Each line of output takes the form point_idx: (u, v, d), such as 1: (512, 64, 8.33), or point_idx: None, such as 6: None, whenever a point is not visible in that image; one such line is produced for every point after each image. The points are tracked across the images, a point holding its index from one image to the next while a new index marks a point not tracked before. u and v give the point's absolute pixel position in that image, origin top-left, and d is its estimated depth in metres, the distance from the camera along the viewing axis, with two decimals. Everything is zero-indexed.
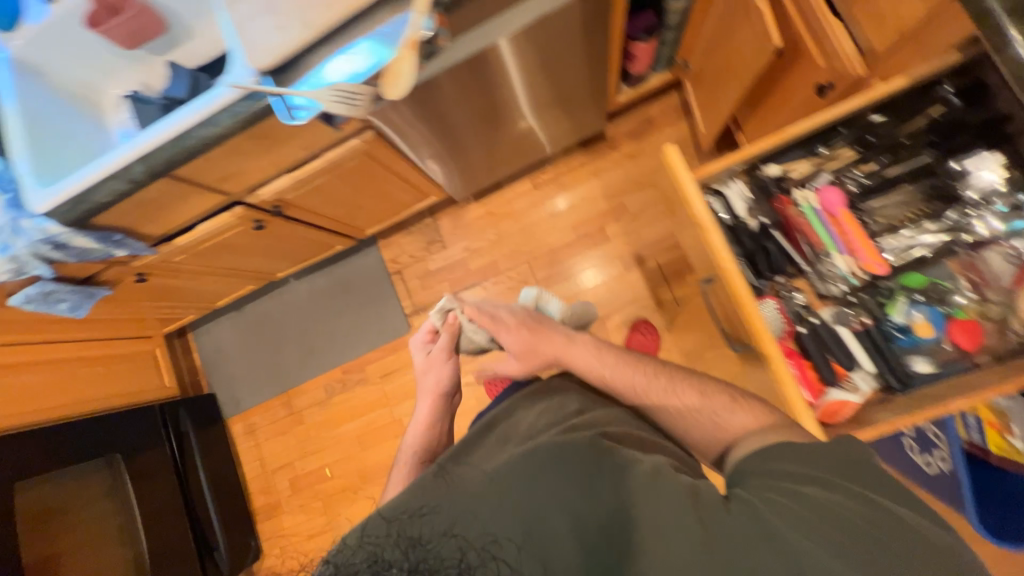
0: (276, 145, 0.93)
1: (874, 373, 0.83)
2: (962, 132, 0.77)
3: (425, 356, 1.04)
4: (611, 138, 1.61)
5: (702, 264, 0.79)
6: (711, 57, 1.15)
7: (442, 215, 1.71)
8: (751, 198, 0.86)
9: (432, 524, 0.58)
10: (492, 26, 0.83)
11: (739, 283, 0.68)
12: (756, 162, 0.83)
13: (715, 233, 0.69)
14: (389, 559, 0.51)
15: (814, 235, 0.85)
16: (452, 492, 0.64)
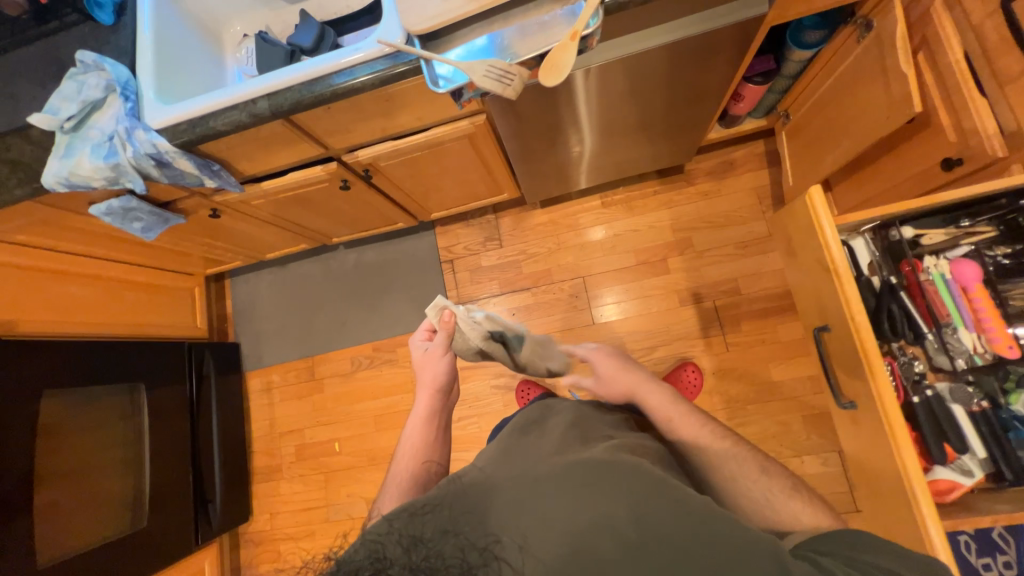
0: (395, 110, 0.94)
1: (986, 459, 0.81)
2: None
3: (421, 353, 0.97)
4: (689, 173, 1.61)
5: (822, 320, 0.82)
6: (822, 112, 1.15)
7: (504, 214, 1.71)
8: (878, 257, 0.90)
9: (432, 522, 0.53)
10: (638, 36, 0.84)
11: (869, 337, 0.78)
12: (892, 221, 0.88)
13: (849, 282, 0.81)
14: (389, 557, 0.47)
15: (941, 306, 0.85)
16: (457, 491, 0.58)
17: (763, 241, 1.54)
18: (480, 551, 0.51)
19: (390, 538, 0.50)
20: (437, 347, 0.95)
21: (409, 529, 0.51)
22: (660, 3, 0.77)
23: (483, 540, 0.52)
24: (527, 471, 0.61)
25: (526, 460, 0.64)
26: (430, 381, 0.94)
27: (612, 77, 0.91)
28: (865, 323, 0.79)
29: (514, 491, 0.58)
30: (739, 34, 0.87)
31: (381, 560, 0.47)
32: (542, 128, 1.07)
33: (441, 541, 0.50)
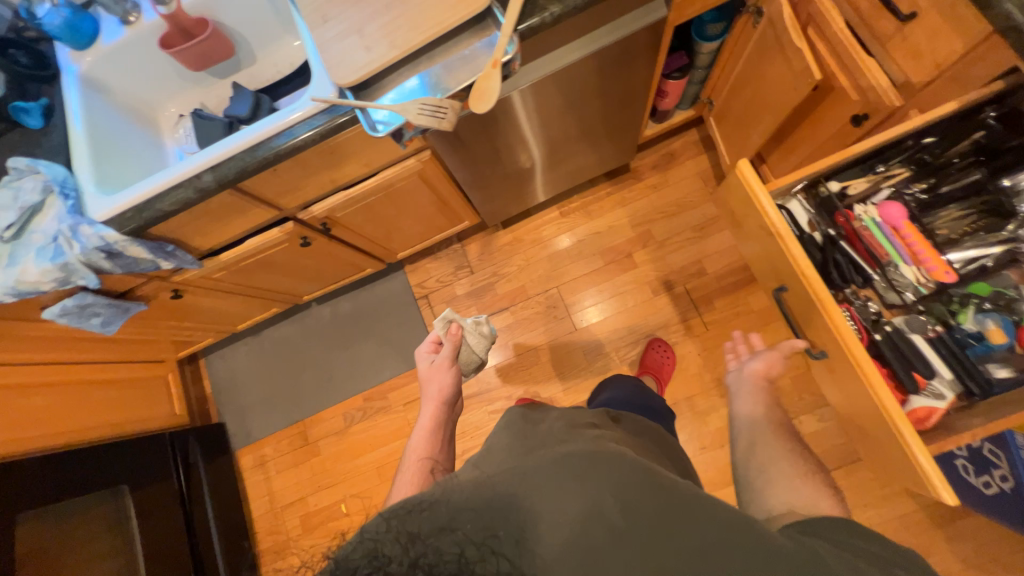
0: (342, 160, 0.96)
1: (952, 380, 0.85)
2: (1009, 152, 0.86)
3: (427, 365, 0.98)
4: (636, 170, 1.68)
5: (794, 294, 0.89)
6: (740, 93, 1.24)
7: (469, 241, 1.74)
8: (813, 212, 0.95)
9: (429, 518, 0.51)
10: (555, 54, 0.90)
11: (826, 297, 0.83)
12: (818, 179, 0.94)
13: (793, 243, 0.86)
14: (388, 556, 0.46)
15: (877, 247, 0.91)
16: (455, 489, 0.56)
17: (717, 220, 1.61)
18: (479, 545, 0.49)
19: (385, 537, 0.48)
20: (446, 358, 0.97)
21: (407, 526, 0.49)
22: (569, 22, 0.83)
23: (480, 534, 0.50)
24: (521, 468, 0.60)
25: (520, 458, 0.63)
26: (437, 393, 0.93)
27: (541, 95, 0.96)
28: (816, 279, 0.84)
29: (509, 487, 0.56)
30: (647, 37, 0.93)
31: (380, 561, 0.45)
32: (486, 154, 1.11)
33: (438, 537, 0.48)
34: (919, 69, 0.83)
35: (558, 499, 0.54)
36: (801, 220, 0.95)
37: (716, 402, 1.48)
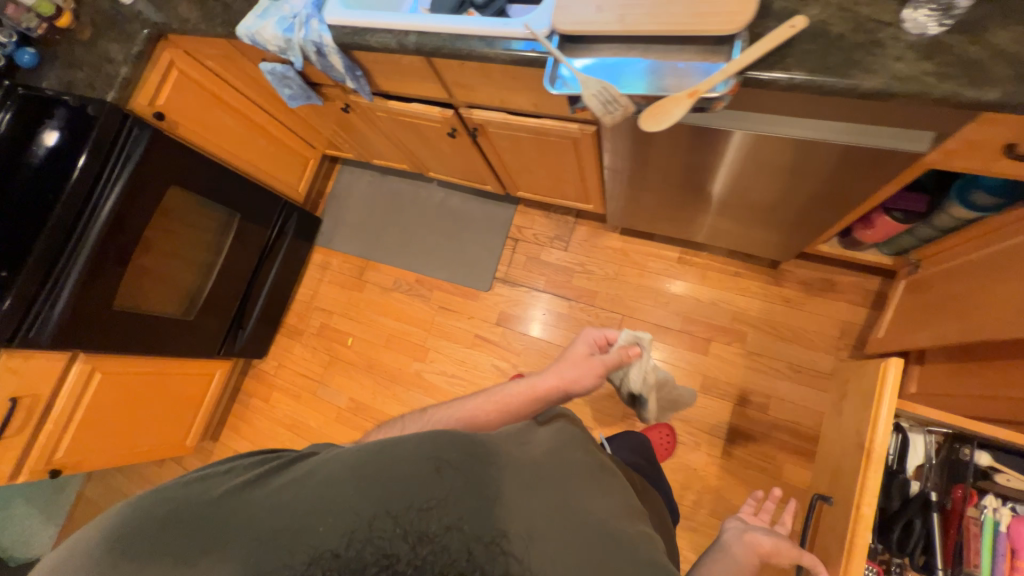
0: (517, 88, 0.99)
1: None
2: None
3: (586, 350, 0.98)
4: (783, 273, 1.48)
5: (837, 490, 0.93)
6: (952, 281, 1.01)
7: (583, 222, 1.72)
8: (933, 464, 0.92)
9: (435, 516, 0.60)
10: (780, 119, 0.79)
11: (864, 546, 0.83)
12: (968, 437, 0.89)
13: (873, 472, 0.83)
14: (395, 554, 0.57)
15: (969, 550, 0.83)
16: (466, 480, 0.64)
17: (821, 376, 1.40)
18: (485, 545, 0.59)
19: (393, 535, 0.59)
20: (603, 360, 0.95)
21: (416, 523, 0.60)
22: (808, 96, 0.72)
23: (487, 534, 0.60)
24: (522, 477, 0.67)
25: (526, 465, 0.69)
26: (572, 378, 0.92)
27: (726, 146, 0.87)
28: (867, 518, 0.81)
29: (507, 497, 0.64)
30: (884, 164, 0.78)
31: (388, 559, 0.57)
32: (646, 162, 1.06)
33: (446, 536, 0.59)
34: None
35: (551, 526, 0.62)
36: (911, 460, 0.94)
37: None
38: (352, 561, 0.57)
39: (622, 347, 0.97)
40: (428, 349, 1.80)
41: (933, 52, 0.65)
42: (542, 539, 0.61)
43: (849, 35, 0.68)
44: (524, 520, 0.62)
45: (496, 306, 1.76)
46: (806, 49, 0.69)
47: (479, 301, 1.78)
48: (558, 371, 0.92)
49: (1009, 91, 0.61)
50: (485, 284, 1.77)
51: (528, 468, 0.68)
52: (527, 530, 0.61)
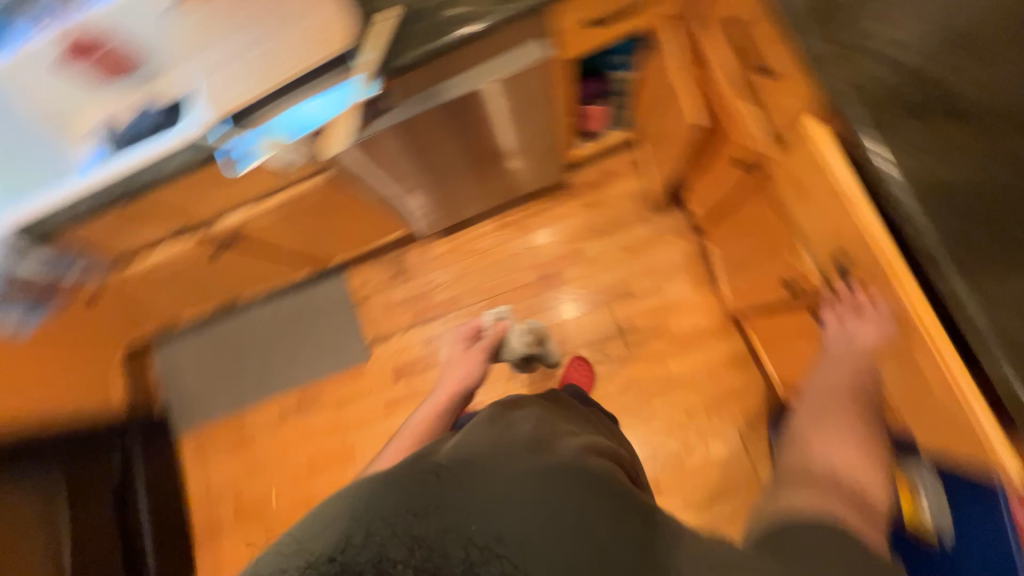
0: (234, 181, 0.99)
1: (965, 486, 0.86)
2: None
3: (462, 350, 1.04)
4: (573, 187, 1.67)
5: (834, 235, 0.77)
6: (657, 122, 1.22)
7: (408, 249, 1.76)
8: None
9: (431, 521, 0.48)
10: (443, 86, 0.90)
11: (900, 263, 0.65)
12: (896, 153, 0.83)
13: (852, 188, 0.68)
14: (391, 560, 0.45)
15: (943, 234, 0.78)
16: (464, 483, 0.53)
17: (651, 240, 1.60)
18: (483, 548, 0.46)
19: (387, 538, 0.47)
20: (481, 347, 1.04)
21: (412, 528, 0.48)
22: (440, 60, 0.84)
23: (485, 536, 0.47)
24: (536, 473, 0.54)
25: (542, 455, 0.58)
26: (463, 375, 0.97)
27: (429, 125, 0.96)
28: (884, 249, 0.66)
29: (522, 488, 0.52)
30: (540, 74, 0.94)
31: (380, 565, 0.45)
32: (397, 171, 1.11)
33: (444, 539, 0.47)
34: (781, 123, 0.82)
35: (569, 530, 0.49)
36: None
37: (630, 419, 1.52)
38: (346, 567, 0.45)
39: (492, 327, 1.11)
40: (353, 446, 1.69)
41: None
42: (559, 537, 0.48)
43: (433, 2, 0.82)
44: (535, 519, 0.49)
45: (387, 365, 1.72)
46: (412, 27, 0.81)
47: (367, 373, 1.72)
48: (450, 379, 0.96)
49: None
50: (363, 356, 1.71)
51: (545, 462, 0.56)
52: (539, 532, 0.48)
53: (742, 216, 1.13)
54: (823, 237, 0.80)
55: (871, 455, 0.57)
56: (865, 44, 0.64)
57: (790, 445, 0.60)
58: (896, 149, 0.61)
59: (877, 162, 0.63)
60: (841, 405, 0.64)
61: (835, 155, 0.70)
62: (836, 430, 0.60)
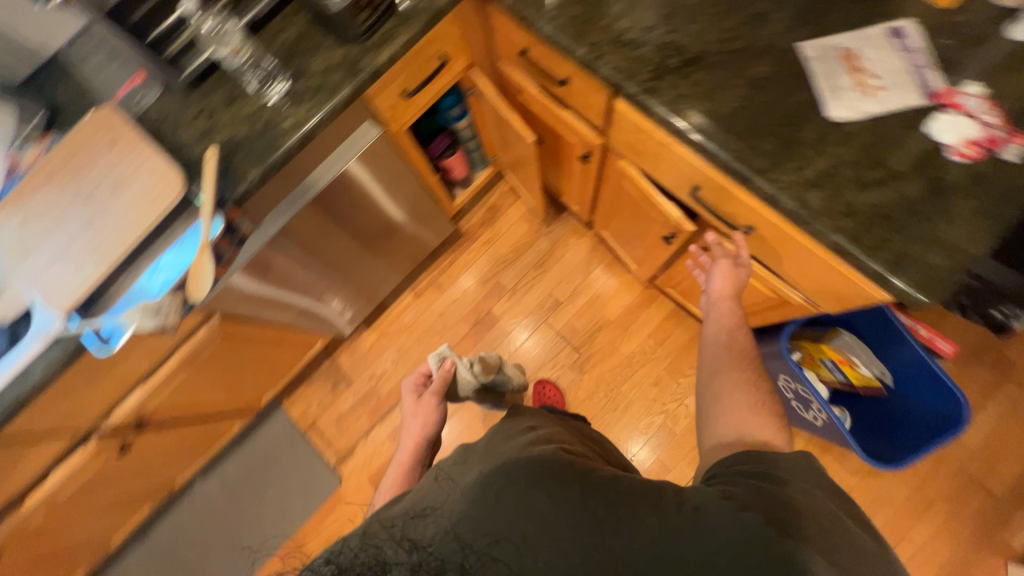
0: (114, 366, 0.92)
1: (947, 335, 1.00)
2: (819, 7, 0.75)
3: (414, 401, 0.85)
4: (468, 232, 1.74)
5: (678, 181, 0.87)
6: (507, 151, 1.33)
7: (338, 354, 1.70)
8: None
9: (430, 524, 0.48)
10: (293, 195, 0.94)
11: (727, 181, 0.76)
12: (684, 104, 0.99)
13: (667, 139, 0.80)
14: (389, 560, 0.43)
15: None
16: (458, 489, 0.53)
17: (556, 249, 1.69)
18: (479, 552, 0.46)
19: (385, 539, 0.46)
20: (432, 390, 0.83)
21: (409, 532, 0.47)
22: (282, 170, 0.89)
23: (483, 538, 0.48)
24: (504, 468, 0.55)
25: (507, 452, 0.59)
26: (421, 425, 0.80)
27: (298, 234, 0.98)
28: (713, 174, 0.78)
29: (495, 485, 0.53)
30: (383, 150, 1.01)
31: (380, 565, 0.43)
32: (284, 287, 1.09)
33: (443, 540, 0.46)
34: (592, 114, 0.94)
35: (541, 525, 0.49)
36: None
37: (612, 415, 1.54)
38: (340, 566, 0.42)
39: (437, 369, 0.89)
40: None
41: (300, 95, 0.86)
42: (534, 528, 0.49)
43: (253, 130, 0.86)
44: (509, 512, 0.50)
45: (363, 480, 1.59)
46: (242, 157, 0.85)
47: (346, 498, 1.58)
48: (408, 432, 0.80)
49: (355, 81, 0.86)
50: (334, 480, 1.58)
51: (513, 457, 0.57)
52: (517, 528, 0.49)
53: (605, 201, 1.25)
54: (670, 187, 0.91)
55: (761, 408, 0.68)
56: (624, 37, 0.78)
57: (706, 419, 0.71)
58: (671, 104, 0.74)
59: (665, 116, 0.75)
60: (726, 368, 0.73)
61: (646, 122, 0.82)
62: (726, 396, 0.70)
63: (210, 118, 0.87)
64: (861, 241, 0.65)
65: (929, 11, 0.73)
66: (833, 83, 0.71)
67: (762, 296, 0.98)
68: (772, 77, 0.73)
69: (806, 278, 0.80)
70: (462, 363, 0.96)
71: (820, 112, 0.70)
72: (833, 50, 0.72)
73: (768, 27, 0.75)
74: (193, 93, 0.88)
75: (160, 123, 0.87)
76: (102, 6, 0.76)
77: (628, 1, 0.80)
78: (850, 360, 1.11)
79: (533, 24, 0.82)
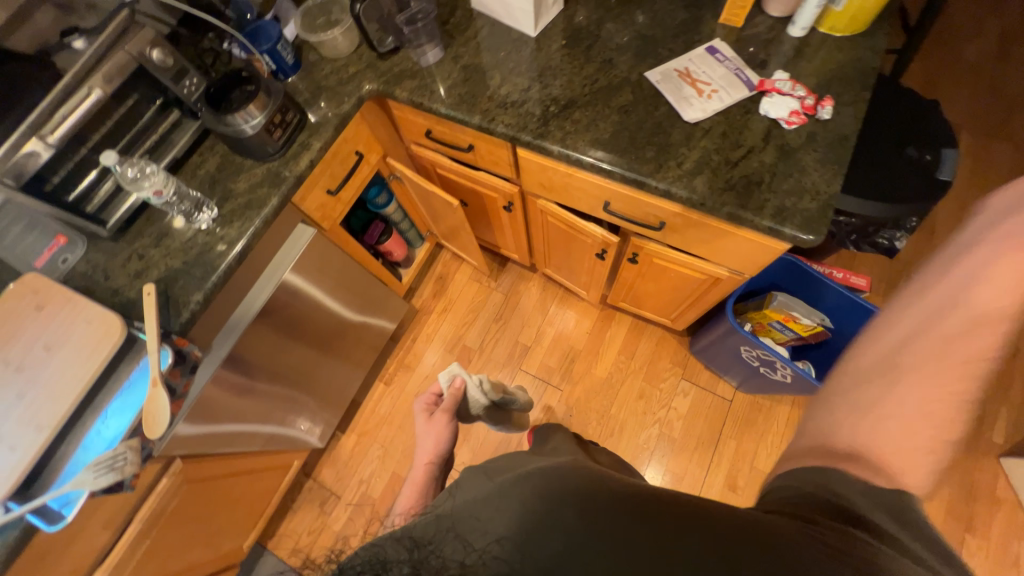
0: (66, 548, 0.82)
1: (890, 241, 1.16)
2: (654, 46, 0.93)
3: (423, 422, 0.80)
4: (423, 307, 1.77)
5: (590, 203, 0.98)
6: (438, 221, 1.43)
7: (319, 470, 1.59)
8: None
9: (429, 529, 0.43)
10: (239, 312, 0.95)
11: (628, 189, 0.88)
12: None
13: (569, 169, 0.92)
14: (388, 559, 0.40)
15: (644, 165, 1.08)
16: (475, 495, 0.48)
17: (510, 298, 1.76)
18: (478, 552, 0.40)
19: (388, 540, 0.43)
20: (444, 408, 0.81)
21: (411, 534, 0.43)
22: (223, 289, 0.91)
23: (482, 540, 0.41)
24: (535, 474, 0.48)
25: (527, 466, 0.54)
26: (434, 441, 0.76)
27: (253, 352, 0.98)
28: (615, 187, 0.89)
29: (505, 491, 0.47)
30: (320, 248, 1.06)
31: (378, 564, 0.39)
32: (247, 406, 1.05)
33: (442, 540, 0.42)
34: (502, 168, 1.05)
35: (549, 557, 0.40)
36: None
37: (610, 442, 1.53)
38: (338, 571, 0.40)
39: (450, 388, 0.85)
40: None
41: (230, 216, 0.91)
42: (558, 537, 0.40)
43: (187, 259, 0.88)
44: (521, 508, 0.43)
45: None
46: (183, 285, 0.86)
47: None
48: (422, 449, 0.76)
49: (280, 192, 0.92)
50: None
51: (542, 468, 0.51)
52: (529, 530, 0.41)
53: (537, 239, 1.35)
54: (585, 210, 1.02)
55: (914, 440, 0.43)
56: (508, 100, 0.92)
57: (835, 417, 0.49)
58: (562, 140, 0.87)
59: (559, 151, 0.87)
60: (941, 372, 0.44)
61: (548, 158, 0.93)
62: (900, 410, 0.43)
63: (142, 258, 0.88)
64: (744, 206, 0.77)
65: (730, 30, 0.93)
66: (681, 95, 0.86)
67: (696, 280, 1.08)
68: (634, 103, 0.88)
69: (725, 253, 0.91)
70: (472, 380, 0.87)
71: (679, 118, 0.85)
72: (672, 72, 0.89)
73: (619, 67, 0.92)
74: (121, 240, 0.90)
75: (89, 275, 0.88)
76: (23, 175, 0.74)
77: (502, 73, 0.95)
78: (791, 314, 1.20)
79: (430, 108, 0.96)
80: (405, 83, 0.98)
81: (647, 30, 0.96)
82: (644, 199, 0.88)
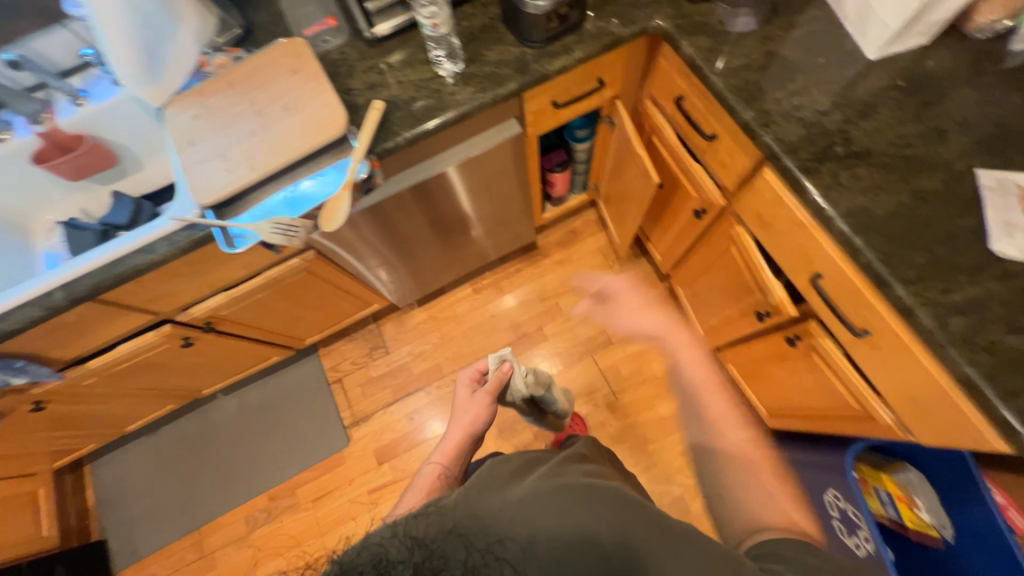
0: (215, 266, 0.97)
1: None
2: (1007, 145, 0.74)
3: (467, 396, 0.86)
4: (543, 248, 1.76)
5: (797, 263, 0.86)
6: (614, 183, 1.36)
7: (385, 321, 1.74)
8: None
9: (434, 524, 0.48)
10: (424, 164, 1.01)
11: (858, 279, 0.75)
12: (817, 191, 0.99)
13: (809, 222, 0.79)
14: (391, 556, 0.41)
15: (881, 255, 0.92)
16: (490, 496, 0.55)
17: None
18: (481, 551, 0.45)
19: (389, 539, 0.44)
20: (487, 388, 0.85)
21: (412, 530, 0.46)
22: (423, 141, 0.95)
23: (483, 542, 0.46)
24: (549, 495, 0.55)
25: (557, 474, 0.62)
26: (471, 419, 0.81)
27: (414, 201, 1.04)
28: (846, 266, 0.76)
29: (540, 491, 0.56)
30: (513, 148, 1.05)
31: (381, 563, 0.41)
32: (380, 241, 1.14)
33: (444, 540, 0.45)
34: (728, 176, 0.94)
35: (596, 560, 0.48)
36: None
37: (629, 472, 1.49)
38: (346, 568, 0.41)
39: (495, 370, 0.86)
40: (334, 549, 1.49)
41: (469, 79, 0.91)
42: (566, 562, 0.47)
43: (415, 96, 0.91)
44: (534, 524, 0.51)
45: (368, 450, 1.59)
46: (398, 117, 0.90)
47: (347, 461, 1.59)
48: (457, 421, 0.82)
49: (520, 80, 0.91)
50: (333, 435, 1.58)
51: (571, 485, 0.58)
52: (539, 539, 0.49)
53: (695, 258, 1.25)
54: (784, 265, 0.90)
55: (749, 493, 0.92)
56: (794, 113, 0.80)
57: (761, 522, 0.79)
58: (823, 189, 0.75)
59: (813, 199, 0.75)
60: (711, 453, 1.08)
61: (793, 198, 0.81)
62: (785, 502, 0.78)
63: (381, 74, 0.93)
64: (994, 380, 0.63)
65: None
66: (1005, 218, 0.69)
67: (843, 402, 0.94)
68: (938, 194, 0.72)
69: (908, 400, 0.77)
70: (519, 370, 0.88)
71: (983, 242, 0.69)
72: (1011, 185, 0.71)
73: (946, 145, 0.75)
74: (374, 48, 0.95)
75: (338, 65, 0.94)
76: None
77: (804, 82, 0.82)
78: (911, 499, 1.06)
79: (704, 79, 0.85)
80: (696, 37, 0.88)
81: (1011, 121, 0.76)
82: (870, 300, 0.74)
